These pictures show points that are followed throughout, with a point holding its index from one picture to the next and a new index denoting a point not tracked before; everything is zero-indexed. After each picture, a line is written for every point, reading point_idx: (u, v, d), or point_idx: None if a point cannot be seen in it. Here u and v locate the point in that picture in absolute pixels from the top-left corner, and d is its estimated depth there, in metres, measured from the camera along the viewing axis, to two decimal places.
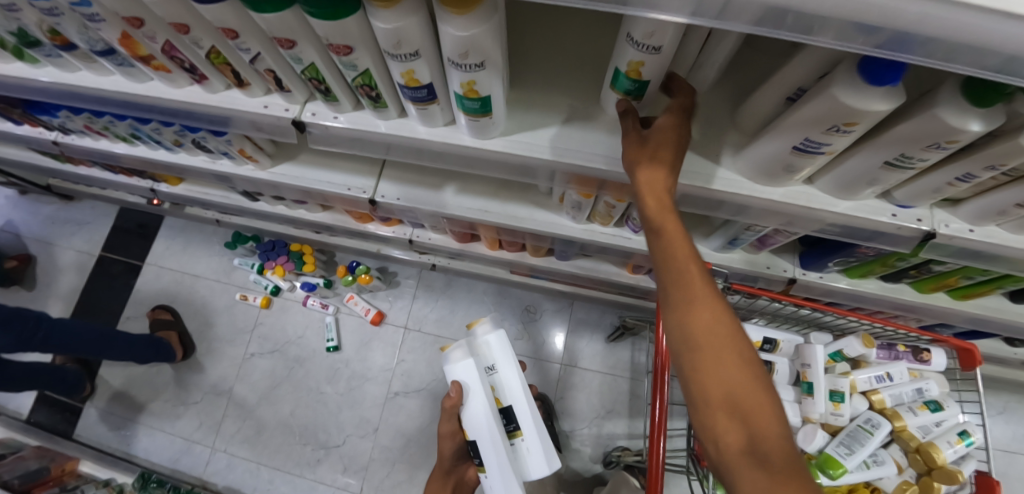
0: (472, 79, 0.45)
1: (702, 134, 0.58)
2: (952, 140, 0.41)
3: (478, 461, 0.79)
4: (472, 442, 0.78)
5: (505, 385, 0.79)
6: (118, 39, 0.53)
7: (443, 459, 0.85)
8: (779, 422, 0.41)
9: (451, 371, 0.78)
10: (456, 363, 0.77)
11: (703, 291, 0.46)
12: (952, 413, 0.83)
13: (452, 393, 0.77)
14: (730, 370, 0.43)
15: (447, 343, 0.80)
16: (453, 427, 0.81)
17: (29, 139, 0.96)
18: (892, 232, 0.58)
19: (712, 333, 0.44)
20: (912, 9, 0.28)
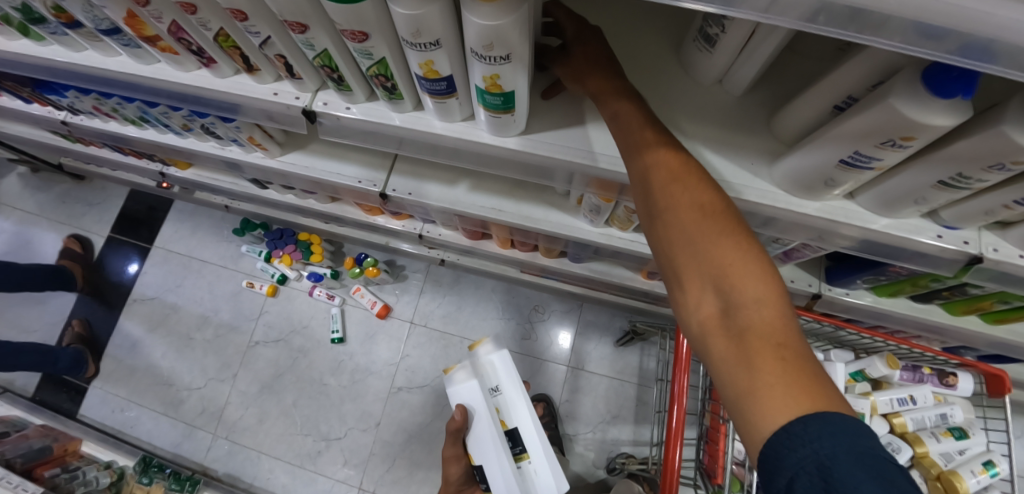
0: (496, 73, 0.42)
1: (736, 140, 0.54)
2: (1017, 161, 0.38)
3: (485, 484, 0.77)
4: (479, 466, 0.77)
5: (511, 409, 0.76)
6: (123, 18, 0.51)
7: (450, 483, 0.82)
8: (760, 281, 0.35)
9: (455, 395, 0.77)
10: (459, 387, 0.76)
11: (667, 157, 0.41)
12: (978, 441, 0.80)
13: (457, 417, 0.76)
14: (699, 234, 0.37)
15: (450, 367, 0.79)
16: (459, 449, 0.80)
17: (38, 118, 0.94)
18: (932, 254, 0.55)
19: (678, 197, 0.39)
20: (1002, 12, 0.25)
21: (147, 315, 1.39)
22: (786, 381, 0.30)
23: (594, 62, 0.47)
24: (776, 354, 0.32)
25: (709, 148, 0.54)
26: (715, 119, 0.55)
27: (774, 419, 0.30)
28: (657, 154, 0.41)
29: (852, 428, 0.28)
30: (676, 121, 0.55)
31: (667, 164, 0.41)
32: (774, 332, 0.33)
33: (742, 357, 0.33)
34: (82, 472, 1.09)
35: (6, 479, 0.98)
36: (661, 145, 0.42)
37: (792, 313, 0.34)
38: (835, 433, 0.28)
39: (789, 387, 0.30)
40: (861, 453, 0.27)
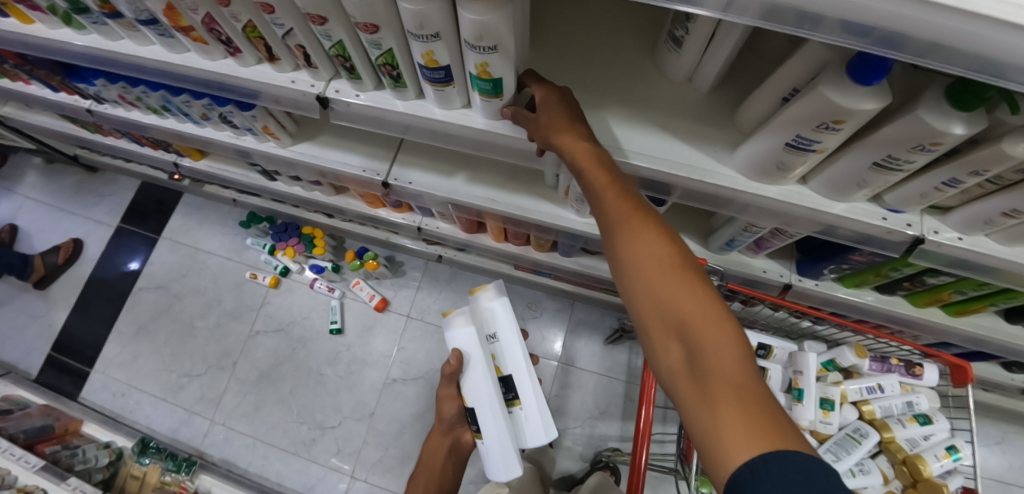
0: (485, 61, 0.49)
1: (703, 131, 0.60)
2: (935, 142, 0.43)
3: (475, 427, 0.82)
4: (471, 408, 0.81)
5: (507, 356, 0.80)
6: (163, 10, 0.58)
7: (443, 421, 0.87)
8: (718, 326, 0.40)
9: (453, 339, 0.80)
10: (457, 332, 0.80)
11: (635, 220, 0.47)
12: (941, 427, 0.83)
13: (453, 360, 0.79)
14: (663, 288, 0.43)
15: (451, 311, 0.82)
16: (454, 391, 0.84)
17: (63, 106, 1.01)
18: (882, 236, 0.60)
19: (642, 256, 0.45)
20: (885, 7, 0.31)
21: (152, 303, 1.44)
22: (736, 415, 0.35)
23: (564, 124, 0.51)
24: (735, 393, 0.36)
25: (679, 137, 0.60)
26: (684, 113, 0.61)
27: (732, 448, 0.34)
28: (624, 219, 0.48)
29: (801, 463, 0.32)
30: (650, 114, 0.61)
31: (633, 227, 0.47)
32: (734, 374, 0.37)
33: (704, 399, 0.38)
34: (81, 451, 1.11)
35: (10, 451, 1.01)
36: (626, 207, 0.48)
37: (751, 353, 0.39)
38: (788, 470, 0.31)
39: (743, 422, 0.35)
40: (812, 480, 0.31)
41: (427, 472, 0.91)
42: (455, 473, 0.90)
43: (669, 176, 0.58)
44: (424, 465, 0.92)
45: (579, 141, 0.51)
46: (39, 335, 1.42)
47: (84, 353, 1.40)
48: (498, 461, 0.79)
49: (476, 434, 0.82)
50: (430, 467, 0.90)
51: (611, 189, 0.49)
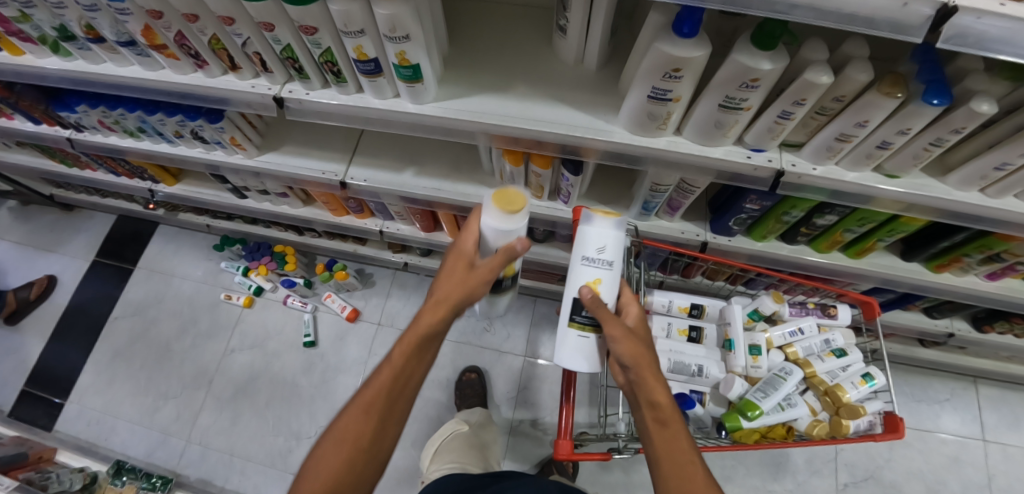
0: (402, 50, 0.61)
1: (595, 101, 0.72)
2: (753, 78, 0.56)
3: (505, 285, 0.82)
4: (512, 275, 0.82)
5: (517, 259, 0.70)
6: (141, 30, 0.71)
7: (455, 296, 0.61)
8: (700, 469, 0.55)
9: (501, 229, 0.59)
10: (519, 223, 0.60)
11: (661, 390, 0.59)
12: (856, 358, 0.92)
13: (518, 245, 0.59)
14: (676, 449, 0.56)
15: (501, 194, 0.59)
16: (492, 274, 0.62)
17: (46, 137, 1.11)
18: (751, 174, 0.72)
19: (668, 417, 0.58)
20: None
21: (128, 330, 1.47)
22: None
23: (624, 342, 0.62)
24: None
25: (574, 107, 0.71)
26: (578, 87, 0.73)
27: None
28: (653, 387, 0.59)
29: None
30: (550, 89, 0.73)
31: (659, 395, 0.59)
32: None
33: None
34: (53, 473, 1.11)
35: None
36: (656, 382, 0.60)
37: None
38: None
39: None
40: None
41: (392, 373, 0.57)
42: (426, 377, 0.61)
43: (568, 138, 0.69)
44: (390, 359, 0.58)
45: (637, 352, 0.62)
46: (13, 370, 1.44)
47: (60, 382, 1.42)
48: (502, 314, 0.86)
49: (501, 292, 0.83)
50: (408, 357, 0.58)
51: (651, 368, 0.61)
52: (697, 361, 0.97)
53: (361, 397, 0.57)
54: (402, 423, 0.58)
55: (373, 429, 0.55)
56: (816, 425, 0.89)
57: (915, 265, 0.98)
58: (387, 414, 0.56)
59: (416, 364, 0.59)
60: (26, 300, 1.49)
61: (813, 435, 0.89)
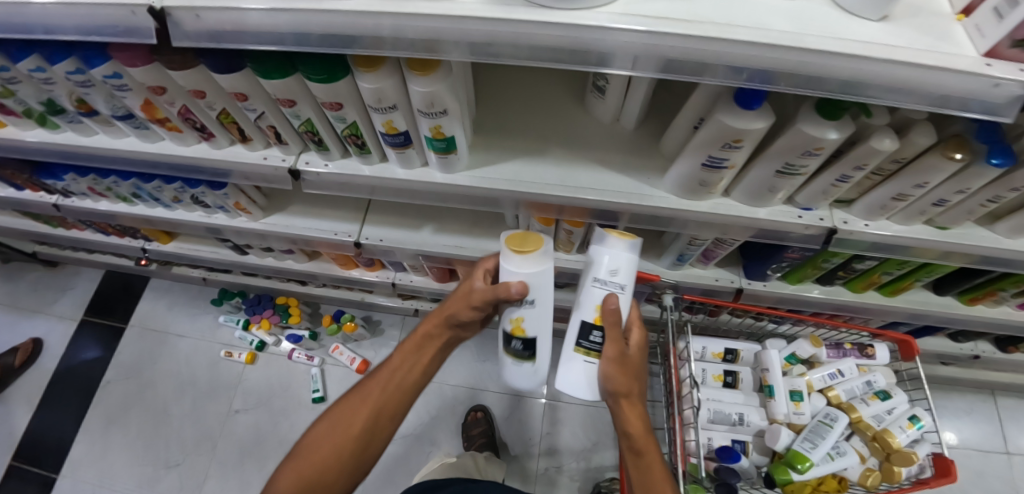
0: (438, 124, 0.57)
1: (636, 162, 0.69)
2: (818, 147, 0.53)
3: (519, 351, 0.65)
4: (526, 339, 0.64)
5: (534, 324, 0.62)
6: (140, 105, 0.65)
7: (454, 311, 0.66)
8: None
9: (516, 271, 0.58)
10: (541, 269, 0.58)
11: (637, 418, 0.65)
12: (900, 399, 0.91)
13: (516, 288, 0.57)
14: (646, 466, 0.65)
15: (514, 237, 0.58)
16: (489, 303, 0.62)
17: (30, 202, 1.04)
18: (802, 232, 0.70)
19: (645, 442, 0.65)
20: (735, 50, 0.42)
21: (122, 395, 1.38)
22: None
23: (615, 376, 0.63)
24: None
25: (615, 170, 0.68)
26: (617, 147, 0.70)
27: None
28: (632, 415, 0.65)
29: None
30: (588, 151, 0.69)
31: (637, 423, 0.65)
32: None
33: None
34: None
35: None
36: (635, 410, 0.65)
37: None
38: None
39: None
40: None
41: (393, 368, 0.69)
42: (430, 373, 0.71)
43: (612, 204, 0.66)
44: (397, 355, 0.70)
45: (629, 383, 0.64)
46: None
47: (49, 455, 1.32)
48: (529, 379, 0.69)
49: (512, 354, 0.66)
50: (411, 357, 0.69)
51: (634, 396, 0.65)
52: (738, 409, 0.95)
53: (370, 385, 0.68)
54: (397, 417, 0.69)
55: (369, 417, 0.66)
56: (869, 474, 0.85)
57: (949, 298, 0.96)
58: (387, 402, 0.67)
59: (418, 364, 0.69)
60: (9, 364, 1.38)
61: (866, 485, 0.85)
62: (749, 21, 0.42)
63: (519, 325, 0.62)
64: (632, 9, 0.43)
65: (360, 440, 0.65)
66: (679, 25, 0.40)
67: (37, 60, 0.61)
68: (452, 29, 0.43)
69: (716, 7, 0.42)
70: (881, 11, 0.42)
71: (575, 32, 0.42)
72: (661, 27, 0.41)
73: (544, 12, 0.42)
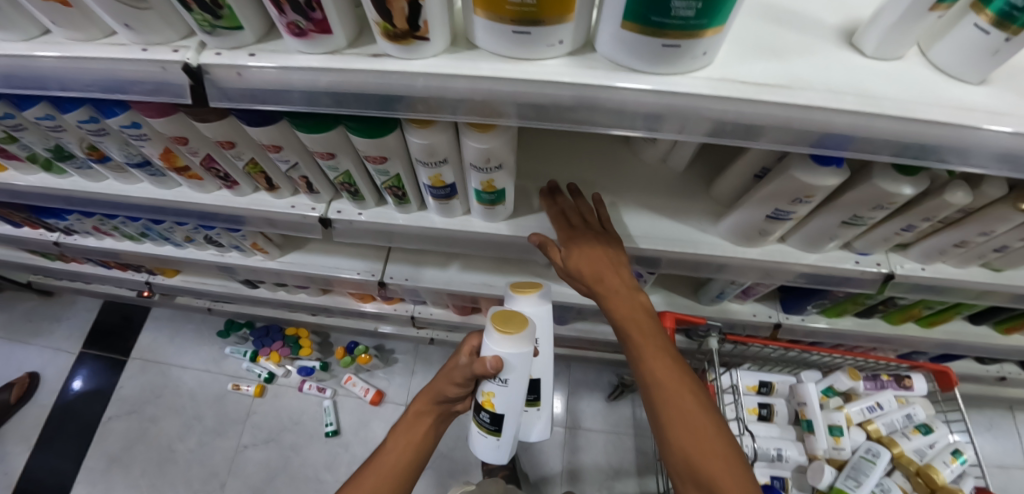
0: (490, 178, 0.53)
1: (686, 208, 0.68)
2: (892, 202, 0.51)
3: (485, 424, 0.59)
4: (494, 414, 0.57)
5: (504, 401, 0.55)
6: (159, 154, 0.60)
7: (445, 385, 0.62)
8: (674, 364, 0.54)
9: (492, 347, 0.51)
10: (517, 352, 0.51)
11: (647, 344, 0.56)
12: (942, 433, 0.89)
13: (488, 365, 0.51)
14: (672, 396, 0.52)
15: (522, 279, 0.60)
16: (468, 378, 0.57)
17: (28, 240, 0.98)
18: (857, 277, 0.68)
19: (659, 368, 0.54)
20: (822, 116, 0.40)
21: (124, 432, 1.32)
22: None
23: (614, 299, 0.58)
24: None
25: (665, 216, 0.67)
26: (665, 192, 0.69)
27: None
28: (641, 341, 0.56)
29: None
30: (637, 196, 0.68)
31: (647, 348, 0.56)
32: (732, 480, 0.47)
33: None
34: None
35: None
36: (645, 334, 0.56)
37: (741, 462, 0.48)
38: None
39: None
40: None
41: (387, 453, 0.64)
42: (424, 458, 0.66)
43: (664, 252, 0.64)
44: (390, 439, 0.66)
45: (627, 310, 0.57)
46: None
47: None
48: (495, 452, 0.62)
49: (480, 425, 0.60)
50: (404, 438, 0.65)
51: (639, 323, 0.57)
52: (776, 445, 0.93)
53: (363, 476, 0.63)
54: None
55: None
56: None
57: (984, 327, 0.95)
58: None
59: (412, 446, 0.65)
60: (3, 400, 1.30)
61: None
62: (847, 87, 0.41)
63: (489, 400, 0.56)
64: (720, 72, 0.40)
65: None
66: (780, 93, 0.39)
67: (46, 108, 0.56)
68: (529, 92, 0.40)
69: (816, 71, 0.41)
70: (983, 75, 0.42)
71: (662, 98, 0.39)
72: (757, 96, 0.39)
73: (633, 77, 0.39)
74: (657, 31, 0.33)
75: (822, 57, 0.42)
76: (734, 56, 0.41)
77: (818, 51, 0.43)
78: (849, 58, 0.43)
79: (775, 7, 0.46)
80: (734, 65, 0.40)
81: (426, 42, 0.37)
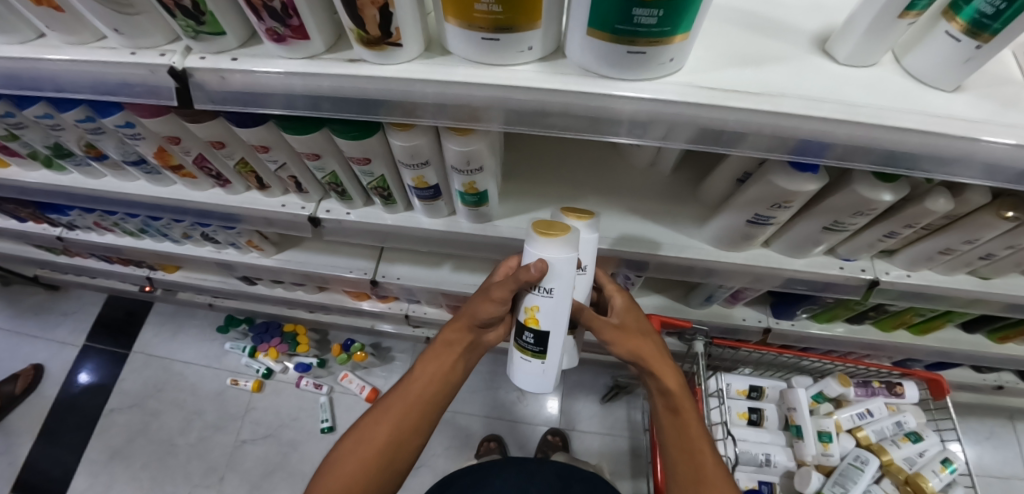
0: (472, 181, 0.54)
1: (672, 211, 0.68)
2: (872, 208, 0.51)
3: (529, 346, 0.59)
4: (539, 332, 0.56)
5: (550, 314, 0.55)
6: (153, 152, 0.62)
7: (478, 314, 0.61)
8: (711, 457, 0.62)
9: (535, 252, 0.51)
10: (562, 255, 0.51)
11: (652, 356, 0.63)
12: (932, 441, 0.89)
13: (531, 270, 0.50)
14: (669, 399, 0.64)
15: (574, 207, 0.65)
16: (509, 296, 0.56)
17: (33, 235, 1.01)
18: (842, 282, 0.68)
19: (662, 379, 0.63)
20: (793, 122, 0.40)
21: (126, 425, 1.35)
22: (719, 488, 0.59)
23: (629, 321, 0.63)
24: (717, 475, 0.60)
25: (651, 219, 0.67)
26: (651, 195, 0.69)
27: None
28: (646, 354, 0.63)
29: None
30: (623, 199, 0.68)
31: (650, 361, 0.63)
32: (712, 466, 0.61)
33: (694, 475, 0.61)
34: None
35: None
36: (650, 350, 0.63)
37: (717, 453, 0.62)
38: None
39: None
40: None
41: (418, 381, 0.66)
42: (454, 385, 0.68)
43: (649, 255, 0.65)
44: (416, 369, 0.67)
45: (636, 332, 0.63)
46: None
47: (50, 490, 1.27)
48: (540, 380, 0.61)
49: (524, 350, 0.60)
50: (433, 368, 0.66)
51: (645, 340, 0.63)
52: (764, 449, 0.93)
53: (392, 400, 0.65)
54: (424, 432, 0.66)
55: (392, 431, 0.63)
56: None
57: (978, 336, 0.94)
58: (411, 415, 0.64)
59: (441, 374, 0.66)
60: (12, 391, 1.34)
61: None
62: (818, 93, 0.41)
63: (534, 316, 0.56)
64: (690, 78, 0.41)
65: (385, 456, 0.62)
66: (749, 99, 0.39)
67: (45, 107, 0.58)
68: (503, 97, 0.40)
69: (788, 77, 0.42)
70: (958, 82, 0.41)
71: (633, 103, 0.40)
72: (725, 101, 0.39)
73: (603, 82, 0.39)
74: (624, 39, 0.34)
75: (796, 63, 0.43)
76: (706, 62, 0.42)
77: (792, 57, 0.43)
78: (822, 65, 0.43)
79: (752, 14, 0.47)
80: (706, 71, 0.41)
81: (399, 48, 0.38)
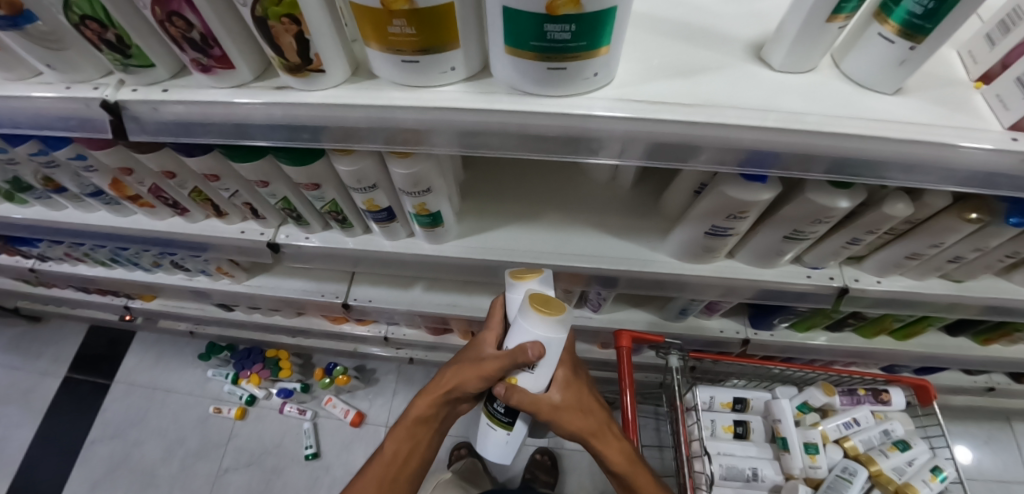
0: (422, 202, 0.54)
1: (634, 225, 0.68)
2: (829, 216, 0.50)
3: (497, 415, 0.57)
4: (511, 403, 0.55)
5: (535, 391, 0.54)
6: (108, 184, 0.61)
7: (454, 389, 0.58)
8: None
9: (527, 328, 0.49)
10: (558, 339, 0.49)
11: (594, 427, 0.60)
12: (921, 450, 0.87)
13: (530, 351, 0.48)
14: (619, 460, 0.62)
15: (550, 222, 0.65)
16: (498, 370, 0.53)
17: (6, 267, 1.00)
18: (813, 291, 0.67)
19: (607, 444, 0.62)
20: (730, 134, 0.40)
21: (107, 457, 1.32)
22: None
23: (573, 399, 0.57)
24: None
25: (613, 234, 0.67)
26: (614, 209, 0.69)
27: None
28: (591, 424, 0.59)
29: None
30: (583, 214, 0.68)
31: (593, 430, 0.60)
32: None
33: None
34: None
35: None
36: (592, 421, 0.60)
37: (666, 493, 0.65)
38: None
39: None
40: None
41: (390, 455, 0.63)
42: (432, 451, 0.66)
43: (613, 271, 0.64)
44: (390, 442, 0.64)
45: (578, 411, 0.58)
46: None
47: None
48: (500, 451, 0.60)
49: (490, 417, 0.58)
50: (409, 441, 0.63)
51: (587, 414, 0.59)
52: (750, 463, 0.89)
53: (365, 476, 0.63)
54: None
55: None
56: None
57: (962, 339, 0.92)
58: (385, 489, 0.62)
59: (417, 447, 0.63)
60: None
61: None
62: (754, 102, 0.40)
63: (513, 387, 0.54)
64: (624, 92, 0.40)
65: None
66: (681, 110, 0.39)
67: None
68: (435, 119, 0.40)
69: (722, 87, 0.41)
70: (896, 85, 0.41)
71: (566, 117, 0.39)
72: (657, 114, 0.39)
73: (531, 100, 0.39)
74: (544, 55, 0.33)
75: (730, 72, 0.43)
76: (637, 75, 0.42)
77: (726, 67, 0.43)
78: (759, 72, 0.43)
79: (690, 27, 0.47)
80: (637, 85, 0.41)
81: (323, 74, 0.38)
